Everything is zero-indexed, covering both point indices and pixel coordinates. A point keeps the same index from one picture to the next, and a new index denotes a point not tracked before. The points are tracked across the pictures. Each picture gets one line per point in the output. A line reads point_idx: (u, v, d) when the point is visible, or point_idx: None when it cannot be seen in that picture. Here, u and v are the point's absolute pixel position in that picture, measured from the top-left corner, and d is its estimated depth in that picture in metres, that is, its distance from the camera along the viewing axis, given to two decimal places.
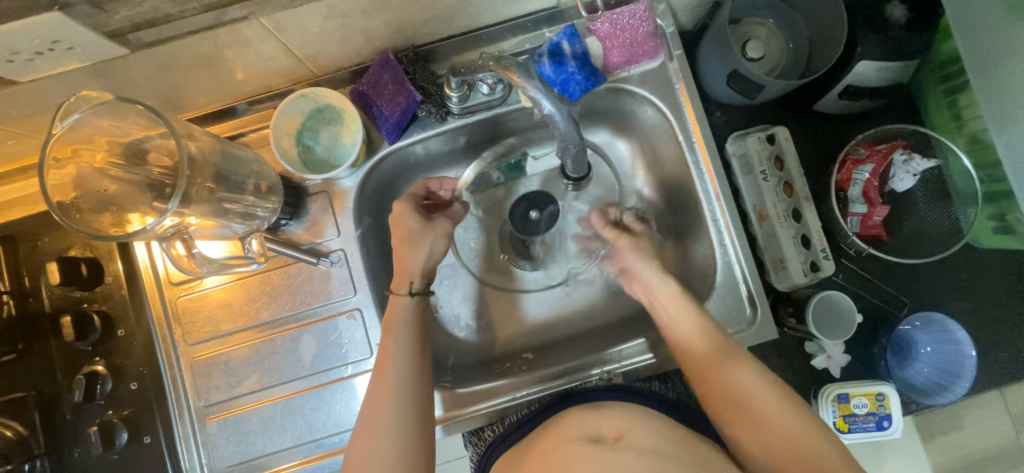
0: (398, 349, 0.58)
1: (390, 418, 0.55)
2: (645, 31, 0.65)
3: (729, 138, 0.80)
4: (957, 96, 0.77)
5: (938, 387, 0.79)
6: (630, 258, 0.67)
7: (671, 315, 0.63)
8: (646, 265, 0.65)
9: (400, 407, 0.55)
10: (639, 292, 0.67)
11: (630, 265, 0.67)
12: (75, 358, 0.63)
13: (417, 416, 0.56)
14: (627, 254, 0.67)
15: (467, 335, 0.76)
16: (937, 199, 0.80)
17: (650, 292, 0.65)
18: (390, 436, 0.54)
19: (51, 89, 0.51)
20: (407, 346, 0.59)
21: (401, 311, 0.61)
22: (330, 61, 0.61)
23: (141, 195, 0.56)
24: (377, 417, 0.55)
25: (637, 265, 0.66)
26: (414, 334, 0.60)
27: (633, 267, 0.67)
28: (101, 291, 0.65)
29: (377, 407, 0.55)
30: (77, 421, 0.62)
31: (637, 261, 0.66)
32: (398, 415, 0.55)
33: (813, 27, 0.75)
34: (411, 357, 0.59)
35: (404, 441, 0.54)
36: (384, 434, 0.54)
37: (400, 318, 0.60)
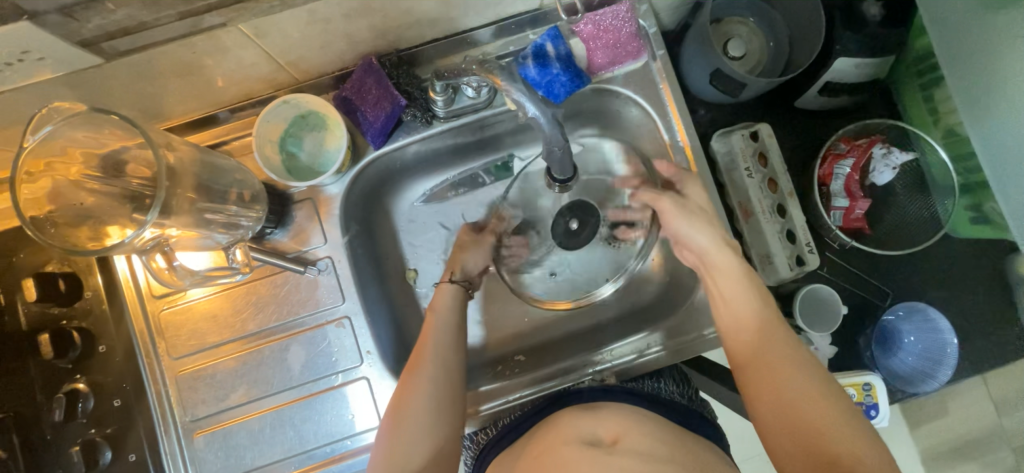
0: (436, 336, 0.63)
1: (426, 396, 0.59)
2: (628, 32, 0.65)
3: (713, 136, 0.81)
4: (932, 90, 0.78)
5: (922, 375, 0.82)
6: (675, 222, 0.63)
7: (717, 280, 0.60)
8: (698, 231, 0.61)
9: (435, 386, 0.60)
10: (690, 258, 0.64)
11: (682, 232, 0.63)
12: (55, 376, 0.61)
13: (449, 393, 0.60)
14: (673, 217, 0.63)
15: (478, 339, 0.76)
16: (916, 192, 0.82)
17: (705, 257, 0.61)
18: (423, 410, 0.58)
19: (22, 100, 0.50)
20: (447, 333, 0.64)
21: (446, 301, 0.67)
22: (312, 66, 0.61)
23: (120, 208, 0.54)
24: (413, 393, 0.59)
25: (691, 233, 0.62)
26: (456, 322, 0.66)
27: (677, 230, 0.63)
28: (80, 307, 0.63)
29: (412, 386, 0.59)
30: (58, 440, 0.60)
31: (685, 225, 0.62)
32: (433, 393, 0.59)
33: (792, 26, 0.76)
34: (449, 342, 0.63)
35: (437, 411, 0.59)
36: (418, 406, 0.58)
37: (445, 308, 0.66)
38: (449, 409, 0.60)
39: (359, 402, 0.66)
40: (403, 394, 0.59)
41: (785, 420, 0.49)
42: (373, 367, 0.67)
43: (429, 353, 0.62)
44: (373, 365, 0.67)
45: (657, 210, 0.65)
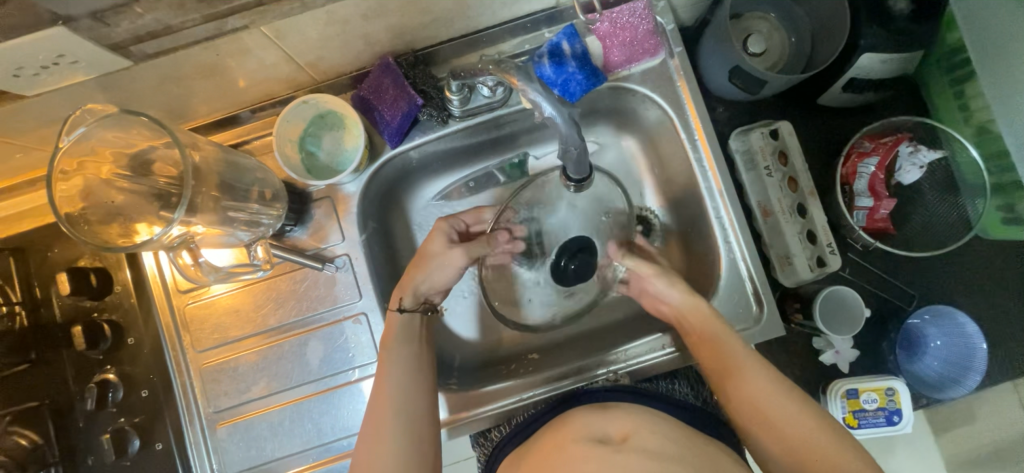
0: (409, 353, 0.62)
1: (393, 415, 0.57)
2: (645, 30, 0.65)
3: (732, 134, 0.80)
4: (965, 85, 0.75)
5: (950, 381, 0.79)
6: (651, 280, 0.69)
7: (693, 331, 0.64)
8: (673, 289, 0.66)
9: (399, 413, 0.57)
10: (664, 312, 0.68)
11: (658, 291, 0.68)
12: (87, 367, 0.64)
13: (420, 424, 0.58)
14: (651, 279, 0.69)
15: (473, 336, 0.77)
16: (945, 191, 0.79)
17: (678, 315, 0.66)
18: (390, 444, 0.55)
19: (57, 102, 0.52)
20: (406, 363, 0.61)
21: (399, 330, 0.64)
22: (332, 67, 0.62)
23: (148, 205, 0.56)
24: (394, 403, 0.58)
25: (665, 293, 0.67)
26: (417, 353, 0.63)
27: (656, 290, 0.68)
28: (110, 300, 0.66)
29: (381, 409, 0.58)
30: (91, 428, 0.63)
31: (661, 284, 0.68)
32: (401, 413, 0.57)
33: (815, 22, 0.74)
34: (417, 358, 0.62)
35: (412, 441, 0.56)
36: (389, 434, 0.56)
37: (401, 337, 0.63)
38: (418, 442, 0.57)
39: None
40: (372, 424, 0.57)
41: (774, 438, 0.55)
42: None
43: (388, 380, 0.59)
44: None
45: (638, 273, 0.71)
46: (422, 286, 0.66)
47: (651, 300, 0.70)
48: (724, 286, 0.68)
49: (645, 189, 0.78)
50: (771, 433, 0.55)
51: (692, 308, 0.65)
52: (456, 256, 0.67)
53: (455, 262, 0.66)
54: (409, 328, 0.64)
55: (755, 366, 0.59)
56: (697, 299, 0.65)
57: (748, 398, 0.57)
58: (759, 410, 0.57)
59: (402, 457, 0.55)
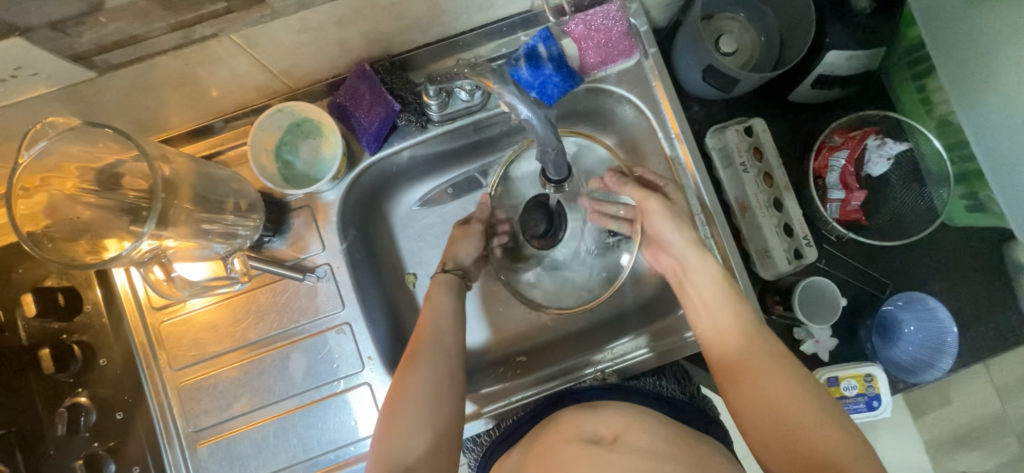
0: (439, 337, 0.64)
1: (417, 397, 0.60)
2: (620, 31, 0.66)
3: (708, 132, 0.81)
4: (924, 81, 0.79)
5: (923, 365, 0.82)
6: (659, 222, 0.64)
7: (699, 295, 0.63)
8: (679, 233, 0.63)
9: (430, 371, 0.61)
10: (664, 264, 0.67)
11: (661, 231, 0.64)
12: (57, 392, 0.61)
13: (448, 380, 0.62)
14: (657, 217, 0.63)
15: (480, 339, 0.75)
16: (912, 182, 0.82)
17: (680, 267, 0.65)
18: (418, 399, 0.60)
19: (17, 116, 0.50)
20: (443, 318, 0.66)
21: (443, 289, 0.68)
22: (306, 74, 0.61)
23: (117, 220, 0.54)
24: (410, 390, 0.60)
25: (668, 233, 0.64)
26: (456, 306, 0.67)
27: (659, 229, 0.64)
28: (79, 321, 0.63)
29: (406, 391, 0.60)
30: (62, 456, 0.60)
31: (665, 226, 0.63)
32: (427, 394, 0.60)
33: (783, 21, 0.77)
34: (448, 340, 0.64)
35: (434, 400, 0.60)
36: (417, 390, 0.60)
37: (443, 293, 0.67)
38: (443, 397, 0.61)
39: (363, 408, 0.66)
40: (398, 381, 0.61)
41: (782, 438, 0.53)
42: (374, 372, 0.67)
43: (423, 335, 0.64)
44: (375, 370, 0.67)
45: (642, 208, 0.64)
46: (463, 255, 0.70)
47: (656, 248, 0.68)
48: None
49: None
50: (762, 411, 0.55)
51: (697, 259, 0.63)
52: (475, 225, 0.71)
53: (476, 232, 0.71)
54: (446, 288, 0.68)
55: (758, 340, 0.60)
56: (709, 258, 0.63)
57: (762, 399, 0.55)
58: (765, 403, 0.55)
59: (428, 411, 0.59)
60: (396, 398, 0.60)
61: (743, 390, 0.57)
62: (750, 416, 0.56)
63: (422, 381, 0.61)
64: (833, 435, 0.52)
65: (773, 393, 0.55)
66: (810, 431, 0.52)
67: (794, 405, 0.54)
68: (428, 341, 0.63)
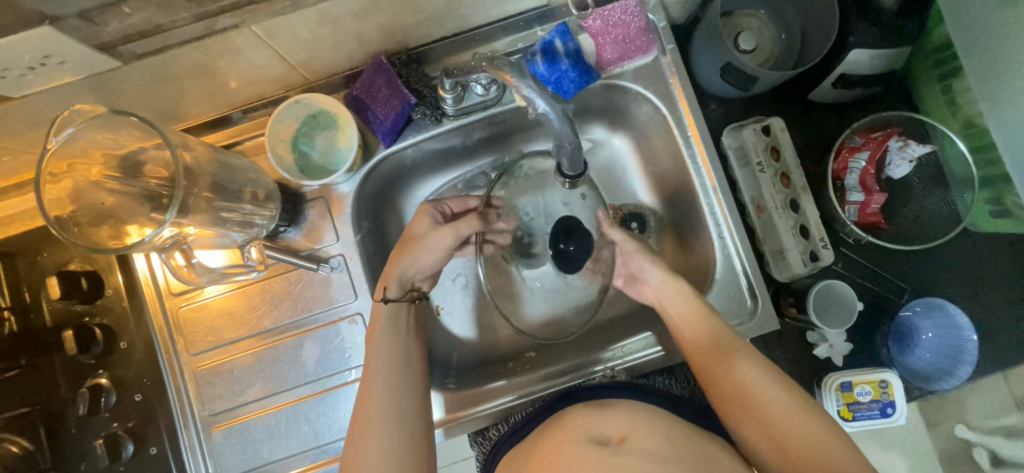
0: (388, 354, 0.61)
1: (382, 420, 0.57)
2: (637, 27, 0.65)
3: (725, 131, 0.81)
4: (950, 81, 0.76)
5: (941, 372, 0.80)
6: (637, 260, 0.68)
7: (677, 316, 0.64)
8: (654, 267, 0.67)
9: (390, 403, 0.58)
10: (648, 294, 0.68)
11: (640, 268, 0.68)
12: (79, 372, 0.63)
13: (410, 413, 0.58)
14: (635, 256, 0.68)
15: (469, 334, 0.76)
16: (934, 186, 0.80)
17: (660, 296, 0.66)
18: (382, 434, 0.56)
19: (44, 104, 0.51)
20: (394, 351, 0.62)
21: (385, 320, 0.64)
22: (323, 66, 0.61)
23: (138, 207, 0.55)
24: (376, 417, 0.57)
25: (646, 268, 0.67)
26: (401, 348, 0.62)
27: (639, 267, 0.68)
28: (101, 304, 0.65)
29: (370, 415, 0.57)
30: (83, 434, 0.62)
31: (644, 262, 0.68)
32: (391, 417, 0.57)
33: (805, 19, 0.75)
34: (396, 364, 0.61)
35: (400, 432, 0.57)
36: (377, 423, 0.57)
37: (383, 325, 0.63)
38: (409, 430, 0.57)
39: None
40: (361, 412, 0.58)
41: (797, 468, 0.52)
42: None
43: (377, 367, 0.60)
44: None
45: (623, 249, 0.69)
46: (409, 273, 0.66)
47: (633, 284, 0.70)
48: (718, 284, 0.69)
49: (636, 187, 0.79)
50: (761, 431, 0.55)
51: (672, 288, 0.65)
52: (444, 237, 0.66)
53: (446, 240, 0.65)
54: (395, 318, 0.64)
55: (747, 359, 0.59)
56: (678, 281, 0.65)
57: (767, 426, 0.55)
58: (767, 429, 0.55)
59: (392, 445, 0.56)
60: (360, 432, 0.56)
61: (746, 413, 0.56)
62: (751, 438, 0.56)
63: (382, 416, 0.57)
64: (835, 444, 0.52)
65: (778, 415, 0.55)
66: (818, 444, 0.52)
67: (793, 418, 0.54)
68: (381, 376, 0.59)
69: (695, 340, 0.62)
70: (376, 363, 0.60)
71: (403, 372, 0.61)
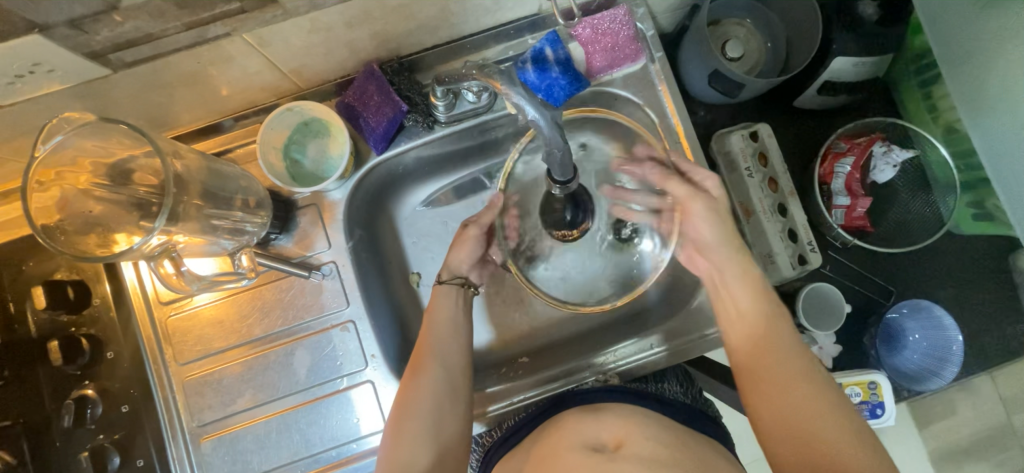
0: (441, 330, 0.64)
1: (423, 396, 0.60)
2: (626, 36, 0.66)
3: (714, 137, 0.82)
4: (931, 87, 0.79)
5: (928, 373, 0.81)
6: (698, 222, 0.61)
7: (739, 299, 0.59)
8: (721, 240, 0.60)
9: (436, 388, 0.61)
10: (700, 265, 0.63)
11: (707, 239, 0.61)
12: (64, 384, 0.62)
13: (449, 396, 0.61)
14: (695, 221, 0.61)
15: (485, 337, 0.76)
16: (918, 190, 0.82)
17: (719, 271, 0.61)
18: (423, 417, 0.59)
19: (32, 111, 0.51)
20: (446, 336, 0.64)
21: (444, 303, 0.67)
22: (315, 74, 0.62)
23: (128, 215, 0.55)
24: (415, 392, 0.60)
25: (714, 242, 0.60)
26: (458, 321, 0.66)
27: (695, 231, 0.62)
28: (88, 314, 0.64)
29: (411, 390, 0.61)
30: (68, 447, 0.60)
31: (710, 231, 0.60)
32: (431, 393, 0.60)
33: (790, 27, 0.77)
34: (449, 339, 0.64)
35: (436, 415, 0.60)
36: (423, 404, 0.60)
37: (444, 307, 0.66)
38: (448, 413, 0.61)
39: (365, 405, 0.66)
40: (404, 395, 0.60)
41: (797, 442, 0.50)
42: (378, 371, 0.67)
43: (430, 353, 0.63)
44: (378, 369, 0.67)
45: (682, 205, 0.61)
46: (456, 264, 0.68)
47: (692, 250, 0.64)
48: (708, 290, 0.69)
49: None
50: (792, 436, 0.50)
51: (735, 267, 0.60)
52: (472, 230, 0.68)
53: (473, 239, 0.68)
54: (447, 300, 0.67)
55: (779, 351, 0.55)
56: (750, 266, 0.60)
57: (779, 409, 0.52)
58: (778, 408, 0.52)
59: (432, 429, 0.59)
60: (402, 415, 0.59)
61: (758, 387, 0.54)
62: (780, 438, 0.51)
63: (426, 400, 0.60)
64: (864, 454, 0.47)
65: (790, 399, 0.52)
66: (816, 429, 0.49)
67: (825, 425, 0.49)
68: (431, 353, 0.63)
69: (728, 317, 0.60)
70: (429, 349, 0.63)
71: (449, 356, 0.64)
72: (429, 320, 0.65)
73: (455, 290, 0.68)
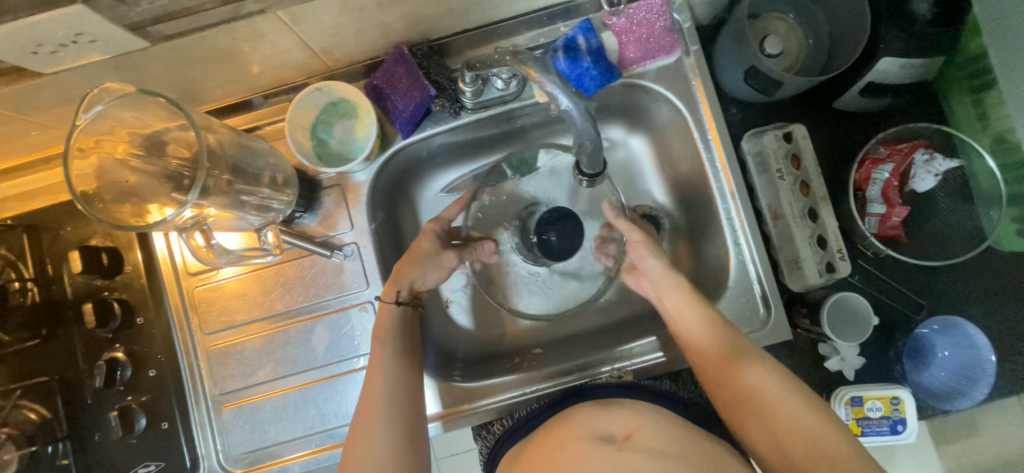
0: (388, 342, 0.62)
1: (384, 403, 0.58)
2: (661, 26, 0.64)
3: (745, 136, 0.79)
4: (983, 94, 0.74)
5: (955, 392, 0.78)
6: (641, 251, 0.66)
7: (678, 311, 0.62)
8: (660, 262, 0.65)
9: (395, 399, 0.59)
10: (647, 289, 0.66)
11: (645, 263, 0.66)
12: (97, 345, 0.65)
13: (406, 410, 0.59)
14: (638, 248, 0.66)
15: (475, 328, 0.76)
16: (959, 202, 0.78)
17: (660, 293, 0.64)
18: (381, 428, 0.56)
19: (74, 81, 0.52)
20: (397, 347, 0.63)
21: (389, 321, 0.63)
22: (345, 54, 0.62)
23: (160, 186, 0.57)
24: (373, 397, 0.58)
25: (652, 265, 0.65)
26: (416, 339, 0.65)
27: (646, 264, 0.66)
28: (120, 280, 0.66)
29: (373, 396, 0.58)
30: (99, 405, 0.64)
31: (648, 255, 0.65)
32: (391, 402, 0.58)
33: (834, 24, 0.74)
34: (399, 349, 0.62)
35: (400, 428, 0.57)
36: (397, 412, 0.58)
37: (387, 325, 0.63)
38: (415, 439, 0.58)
39: None
40: (366, 407, 0.58)
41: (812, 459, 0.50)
42: None
43: (386, 361, 0.61)
44: None
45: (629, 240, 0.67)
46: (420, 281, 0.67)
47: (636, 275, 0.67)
48: (731, 290, 0.68)
49: (655, 188, 0.77)
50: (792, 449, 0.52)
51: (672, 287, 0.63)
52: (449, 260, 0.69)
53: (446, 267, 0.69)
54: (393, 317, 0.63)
55: (755, 367, 0.58)
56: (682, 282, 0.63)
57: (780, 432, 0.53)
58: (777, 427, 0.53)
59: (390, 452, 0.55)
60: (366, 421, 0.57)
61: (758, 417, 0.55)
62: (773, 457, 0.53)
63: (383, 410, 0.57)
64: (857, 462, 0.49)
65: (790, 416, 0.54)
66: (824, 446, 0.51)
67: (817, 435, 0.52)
68: (383, 364, 0.60)
69: (694, 344, 0.61)
70: (384, 355, 0.61)
71: (404, 366, 0.61)
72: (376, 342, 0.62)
73: (401, 310, 0.64)
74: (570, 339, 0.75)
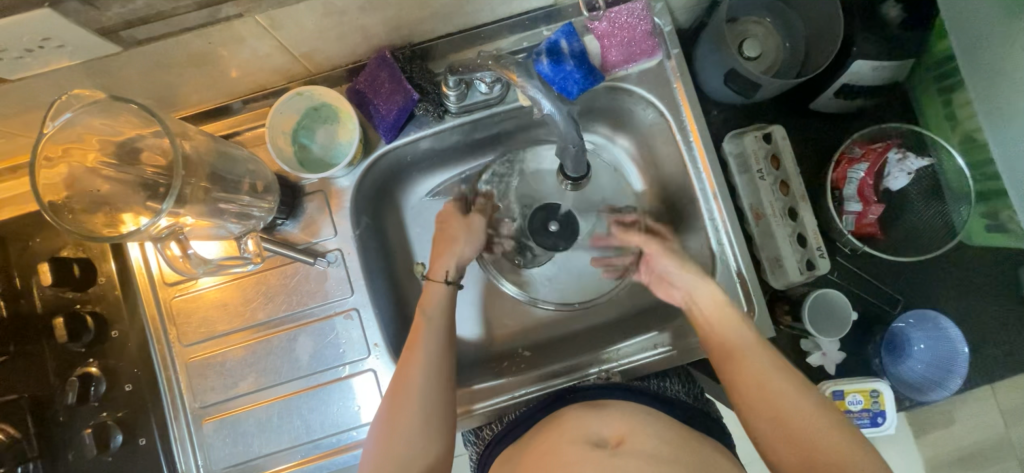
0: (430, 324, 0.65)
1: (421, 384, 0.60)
2: (643, 30, 0.65)
3: (725, 137, 0.81)
4: (951, 95, 0.77)
5: (931, 383, 0.81)
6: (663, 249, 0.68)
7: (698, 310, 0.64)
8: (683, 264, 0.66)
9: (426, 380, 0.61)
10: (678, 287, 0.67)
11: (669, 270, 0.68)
12: (70, 360, 0.63)
13: (439, 387, 0.62)
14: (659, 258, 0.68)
15: (467, 333, 0.76)
16: (932, 199, 0.81)
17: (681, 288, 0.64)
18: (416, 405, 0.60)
19: (40, 87, 0.50)
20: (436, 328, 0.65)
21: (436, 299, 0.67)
22: (326, 58, 0.61)
23: (134, 195, 0.55)
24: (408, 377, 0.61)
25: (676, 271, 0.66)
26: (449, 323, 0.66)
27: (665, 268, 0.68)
28: (93, 292, 0.64)
29: (409, 377, 0.61)
30: (72, 422, 0.62)
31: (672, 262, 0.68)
32: (429, 381, 0.61)
33: (809, 28, 0.76)
34: (439, 332, 0.65)
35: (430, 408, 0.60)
36: (411, 413, 0.59)
37: (435, 305, 0.67)
38: (435, 417, 0.60)
39: (366, 393, 0.66)
40: (398, 391, 0.60)
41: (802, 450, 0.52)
42: (380, 360, 0.67)
43: (419, 350, 0.62)
44: (380, 358, 0.67)
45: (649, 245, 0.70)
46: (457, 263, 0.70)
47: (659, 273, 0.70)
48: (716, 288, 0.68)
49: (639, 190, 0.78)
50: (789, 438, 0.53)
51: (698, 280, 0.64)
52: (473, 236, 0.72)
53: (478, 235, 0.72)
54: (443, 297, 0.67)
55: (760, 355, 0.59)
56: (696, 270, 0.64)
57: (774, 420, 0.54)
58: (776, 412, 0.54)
59: (421, 428, 0.59)
60: (397, 401, 0.60)
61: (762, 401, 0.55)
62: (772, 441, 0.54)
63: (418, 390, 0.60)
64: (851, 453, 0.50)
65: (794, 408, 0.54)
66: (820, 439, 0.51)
67: (811, 414, 0.53)
68: (422, 347, 0.63)
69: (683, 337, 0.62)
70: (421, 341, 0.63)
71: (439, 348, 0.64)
72: (420, 320, 0.65)
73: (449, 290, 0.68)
74: (560, 341, 0.75)
